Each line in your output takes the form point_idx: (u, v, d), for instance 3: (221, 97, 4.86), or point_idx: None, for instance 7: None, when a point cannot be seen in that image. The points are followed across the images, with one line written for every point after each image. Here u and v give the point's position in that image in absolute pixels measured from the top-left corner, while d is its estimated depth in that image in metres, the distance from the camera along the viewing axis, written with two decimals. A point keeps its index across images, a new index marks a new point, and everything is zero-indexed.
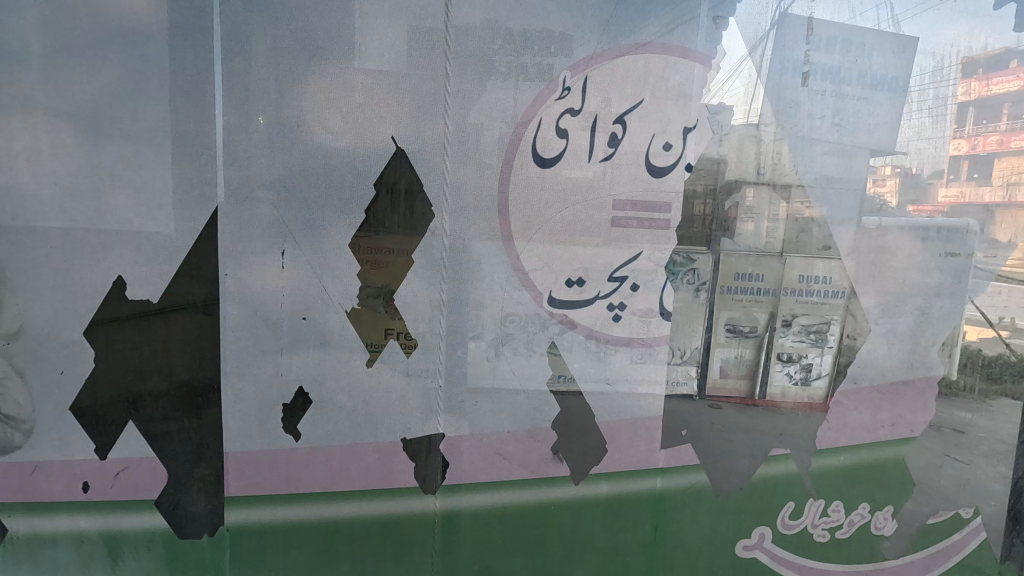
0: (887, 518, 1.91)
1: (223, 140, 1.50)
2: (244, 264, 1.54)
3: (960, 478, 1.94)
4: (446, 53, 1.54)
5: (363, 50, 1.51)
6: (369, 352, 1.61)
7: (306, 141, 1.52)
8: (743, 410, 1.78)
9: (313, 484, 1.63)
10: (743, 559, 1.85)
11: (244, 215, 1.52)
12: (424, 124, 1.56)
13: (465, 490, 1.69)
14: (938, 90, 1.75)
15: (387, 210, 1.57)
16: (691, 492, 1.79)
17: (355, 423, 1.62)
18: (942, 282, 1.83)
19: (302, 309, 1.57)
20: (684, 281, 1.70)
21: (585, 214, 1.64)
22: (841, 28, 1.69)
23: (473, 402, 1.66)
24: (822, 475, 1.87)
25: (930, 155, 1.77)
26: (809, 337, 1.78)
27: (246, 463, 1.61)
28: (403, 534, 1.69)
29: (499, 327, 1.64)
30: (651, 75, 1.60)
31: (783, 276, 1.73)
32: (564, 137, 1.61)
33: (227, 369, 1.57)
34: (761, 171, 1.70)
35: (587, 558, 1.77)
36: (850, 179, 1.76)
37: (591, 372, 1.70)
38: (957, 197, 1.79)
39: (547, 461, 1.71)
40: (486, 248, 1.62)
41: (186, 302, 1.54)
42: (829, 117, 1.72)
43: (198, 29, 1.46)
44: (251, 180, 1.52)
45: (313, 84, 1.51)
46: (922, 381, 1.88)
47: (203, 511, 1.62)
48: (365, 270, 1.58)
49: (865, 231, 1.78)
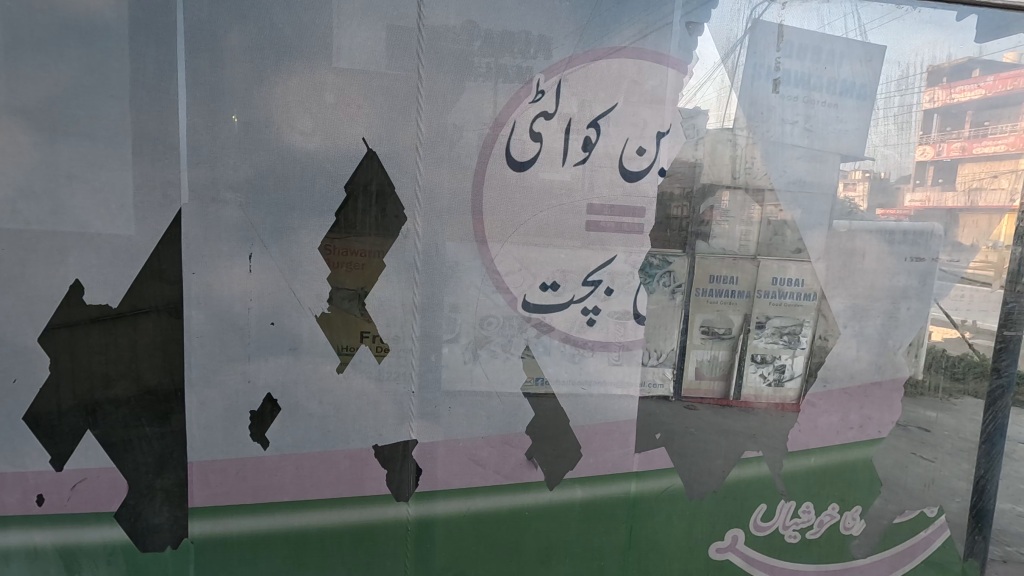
0: (855, 518, 1.95)
1: (188, 141, 1.45)
2: (210, 267, 1.49)
3: (927, 476, 1.98)
4: (419, 54, 1.52)
5: (334, 49, 1.48)
6: (341, 356, 1.57)
7: (275, 141, 1.49)
8: (717, 412, 1.80)
9: (281, 493, 1.59)
10: (717, 561, 1.87)
11: (210, 217, 1.48)
12: (396, 126, 1.53)
13: (439, 497, 1.67)
14: (904, 98, 1.79)
15: (360, 211, 1.54)
16: (665, 495, 1.80)
17: (326, 430, 1.59)
18: (909, 285, 1.87)
19: (271, 313, 1.53)
20: (660, 284, 1.70)
21: (560, 217, 1.63)
22: (811, 36, 1.71)
23: (447, 408, 1.64)
24: (793, 477, 1.89)
25: (897, 161, 1.82)
26: (782, 339, 1.80)
27: (211, 472, 1.56)
28: (376, 542, 1.66)
29: (473, 331, 1.63)
30: (625, 79, 1.61)
31: (757, 278, 1.75)
32: (538, 140, 1.60)
33: (192, 375, 1.52)
34: (735, 174, 1.71)
35: (563, 562, 1.76)
36: (821, 183, 1.79)
37: (566, 375, 1.70)
38: (923, 202, 1.83)
39: (522, 467, 1.69)
40: (460, 251, 1.60)
41: (148, 307, 1.49)
42: (801, 123, 1.74)
43: (161, 25, 1.41)
44: (217, 182, 1.47)
45: (282, 84, 1.47)
46: (889, 383, 1.92)
47: (167, 522, 1.57)
48: (337, 272, 1.55)
49: (836, 234, 1.81)
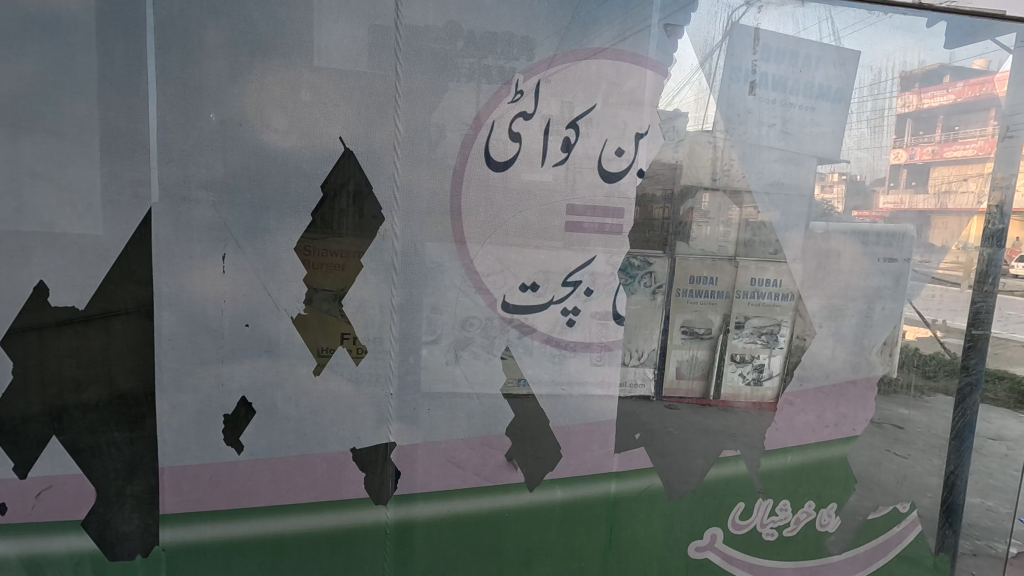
0: (831, 515, 1.98)
1: (159, 138, 1.42)
2: (182, 268, 1.46)
3: (900, 472, 2.03)
4: (397, 53, 1.50)
5: (309, 47, 1.46)
6: (318, 358, 1.55)
7: (249, 140, 1.46)
8: (697, 411, 1.81)
9: (256, 498, 1.56)
10: (696, 560, 1.88)
11: (182, 217, 1.45)
12: (374, 125, 1.51)
13: (419, 499, 1.65)
14: (876, 102, 1.83)
15: (338, 211, 1.52)
16: (645, 495, 1.80)
17: (303, 434, 1.56)
18: (883, 285, 1.91)
19: (246, 315, 1.50)
20: (640, 284, 1.71)
21: (540, 217, 1.63)
22: (787, 41, 1.73)
23: (426, 410, 1.63)
24: (771, 475, 1.91)
25: (870, 164, 1.85)
26: (761, 338, 1.83)
27: (184, 478, 1.52)
28: (354, 546, 1.64)
29: (454, 332, 1.61)
30: (603, 80, 1.61)
31: (736, 278, 1.77)
32: (517, 141, 1.59)
33: (164, 379, 1.49)
34: (714, 176, 1.73)
35: (543, 564, 1.75)
36: (798, 185, 1.81)
37: (546, 376, 1.69)
38: (896, 204, 1.88)
39: (502, 468, 1.69)
40: (440, 251, 1.59)
41: (117, 309, 1.45)
42: (777, 126, 1.77)
43: (130, 20, 1.38)
44: (190, 181, 1.44)
45: (257, 82, 1.45)
46: (863, 382, 1.95)
47: (137, 530, 1.53)
48: (314, 273, 1.52)
49: (812, 235, 1.84)
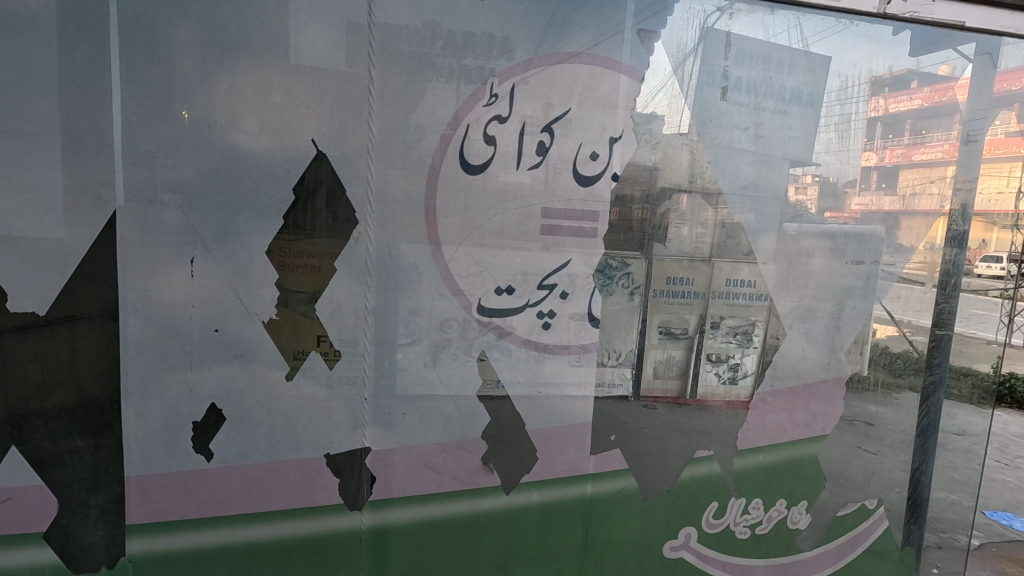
0: (802, 512, 2.02)
1: (123, 139, 1.38)
2: (148, 272, 1.42)
3: (868, 469, 2.08)
4: (370, 54, 1.49)
5: (281, 47, 1.44)
6: (292, 362, 1.53)
7: (219, 141, 1.43)
8: (673, 411, 1.83)
9: (227, 507, 1.53)
10: (671, 560, 1.90)
11: (148, 220, 1.41)
12: (347, 127, 1.50)
13: (394, 504, 1.64)
14: (844, 107, 1.87)
15: (311, 213, 1.50)
16: (621, 496, 1.82)
17: (275, 440, 1.54)
18: (854, 285, 1.96)
19: (215, 320, 1.47)
20: (618, 285, 1.72)
21: (516, 220, 1.63)
22: (759, 46, 1.75)
23: (402, 414, 1.61)
24: (744, 474, 1.94)
25: (840, 167, 1.90)
26: (735, 338, 1.86)
27: (151, 487, 1.49)
28: (328, 553, 1.62)
29: (430, 334, 1.61)
30: (578, 84, 1.61)
31: (711, 279, 1.80)
32: (492, 144, 1.59)
33: (130, 385, 1.45)
34: (691, 179, 1.76)
35: (520, 566, 1.76)
36: (771, 188, 1.84)
37: (522, 377, 1.69)
38: (868, 205, 1.93)
39: (478, 471, 1.68)
40: (416, 254, 1.58)
41: (79, 315, 1.40)
42: (750, 129, 1.79)
43: (93, 16, 1.34)
44: (156, 183, 1.41)
45: (226, 81, 1.42)
46: (833, 381, 2.00)
47: (102, 541, 1.49)
48: (287, 276, 1.50)
49: (785, 237, 1.87)
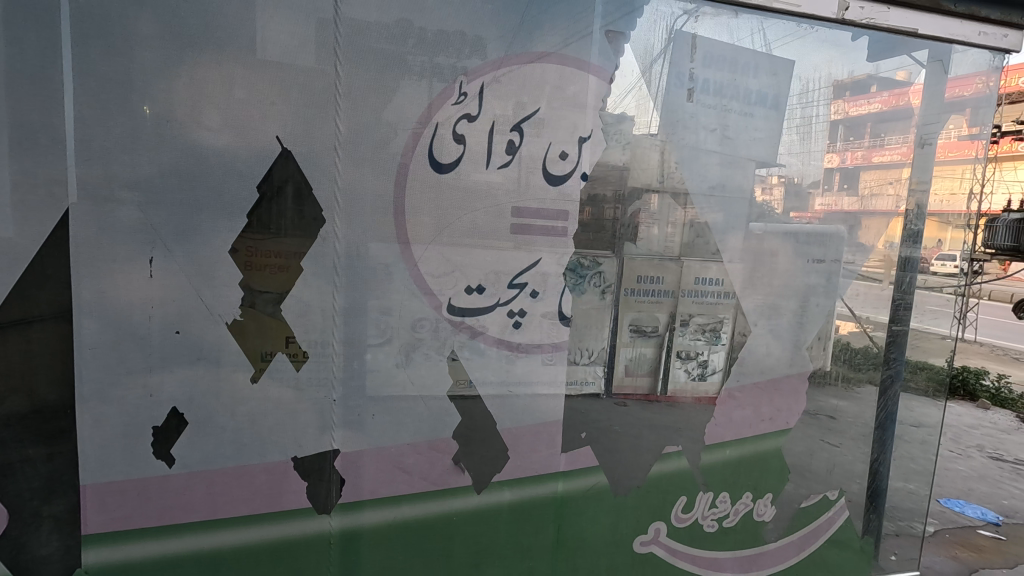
0: (767, 504, 2.07)
1: (76, 134, 1.33)
2: (104, 272, 1.37)
3: (830, 460, 2.14)
4: (337, 50, 1.46)
5: (244, 42, 1.40)
6: (258, 364, 1.50)
7: (179, 138, 1.39)
8: (644, 408, 1.86)
9: (189, 514, 1.49)
10: (641, 554, 1.92)
11: (104, 218, 1.36)
12: (313, 124, 1.47)
13: (365, 507, 1.62)
14: (806, 110, 1.92)
15: (276, 212, 1.47)
16: (592, 493, 1.83)
17: (240, 444, 1.50)
18: (817, 283, 2.02)
19: (176, 321, 1.43)
20: (590, 284, 1.74)
21: (487, 219, 1.63)
22: (724, 49, 1.79)
23: (372, 415, 1.59)
24: (712, 469, 1.98)
25: (804, 168, 1.95)
26: (704, 336, 1.90)
27: (109, 495, 1.43)
28: (297, 558, 1.59)
29: (400, 334, 1.59)
30: (547, 84, 1.62)
31: (681, 277, 1.83)
32: (461, 142, 1.58)
33: (85, 390, 1.40)
34: (661, 179, 1.79)
35: (492, 565, 1.76)
36: (738, 188, 1.89)
37: (493, 377, 1.69)
38: (831, 205, 1.99)
39: (449, 471, 1.67)
40: (385, 253, 1.56)
41: (31, 317, 1.35)
42: (717, 130, 1.83)
43: (43, 5, 1.28)
44: (112, 180, 1.36)
45: (186, 76, 1.38)
46: (796, 376, 2.05)
47: (57, 553, 1.42)
48: (253, 276, 1.47)
49: (752, 236, 1.92)
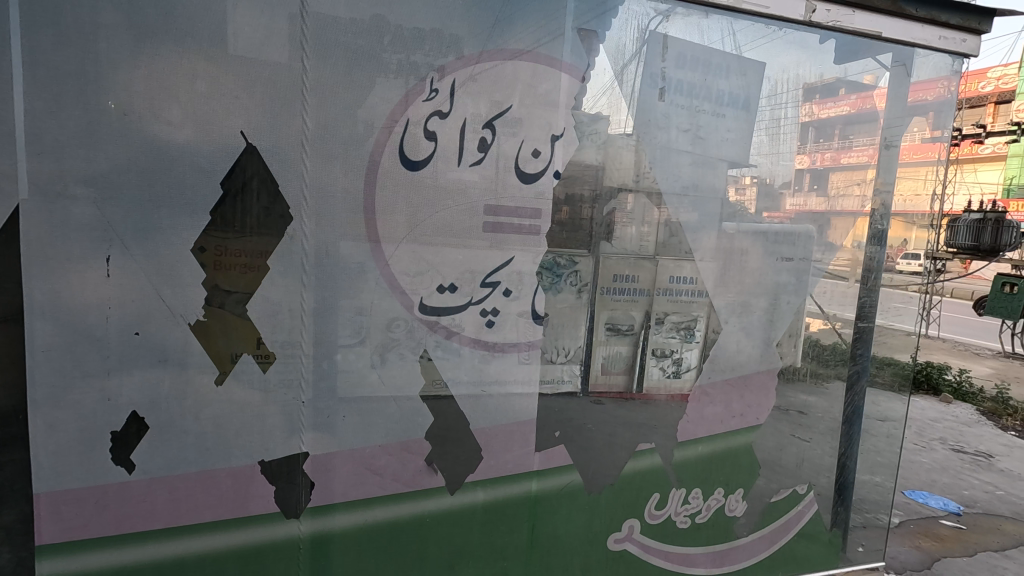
0: (739, 500, 2.10)
1: (27, 128, 1.27)
2: (57, 272, 1.32)
3: (799, 455, 2.19)
4: (303, 43, 1.43)
5: (205, 33, 1.36)
6: (223, 365, 1.46)
7: (137, 132, 1.34)
8: (618, 406, 1.86)
9: (151, 521, 1.44)
10: (615, 552, 1.93)
11: (57, 215, 1.30)
12: (279, 119, 1.44)
13: (336, 510, 1.59)
14: (776, 111, 1.95)
15: (241, 210, 1.43)
16: (567, 491, 1.83)
17: (204, 448, 1.46)
18: (788, 282, 2.05)
19: (135, 322, 1.38)
20: (566, 283, 1.74)
21: (461, 217, 1.61)
22: (695, 50, 1.80)
23: (342, 417, 1.56)
24: (685, 465, 2.00)
25: (776, 168, 1.97)
26: (678, 334, 1.92)
27: (63, 504, 1.38)
28: (264, 565, 1.55)
29: (372, 334, 1.57)
30: (519, 82, 1.61)
31: (654, 276, 1.85)
32: (433, 140, 1.56)
33: (37, 395, 1.34)
34: (637, 178, 1.80)
35: (466, 566, 1.74)
36: (710, 188, 1.91)
37: (467, 377, 1.68)
38: (802, 205, 2.02)
39: (421, 473, 1.65)
40: (355, 252, 1.53)
41: None
42: (689, 130, 1.85)
43: None
44: (65, 175, 1.30)
45: (145, 68, 1.33)
46: (767, 372, 2.08)
47: (8, 565, 1.36)
48: (217, 275, 1.43)
49: (725, 235, 1.94)
